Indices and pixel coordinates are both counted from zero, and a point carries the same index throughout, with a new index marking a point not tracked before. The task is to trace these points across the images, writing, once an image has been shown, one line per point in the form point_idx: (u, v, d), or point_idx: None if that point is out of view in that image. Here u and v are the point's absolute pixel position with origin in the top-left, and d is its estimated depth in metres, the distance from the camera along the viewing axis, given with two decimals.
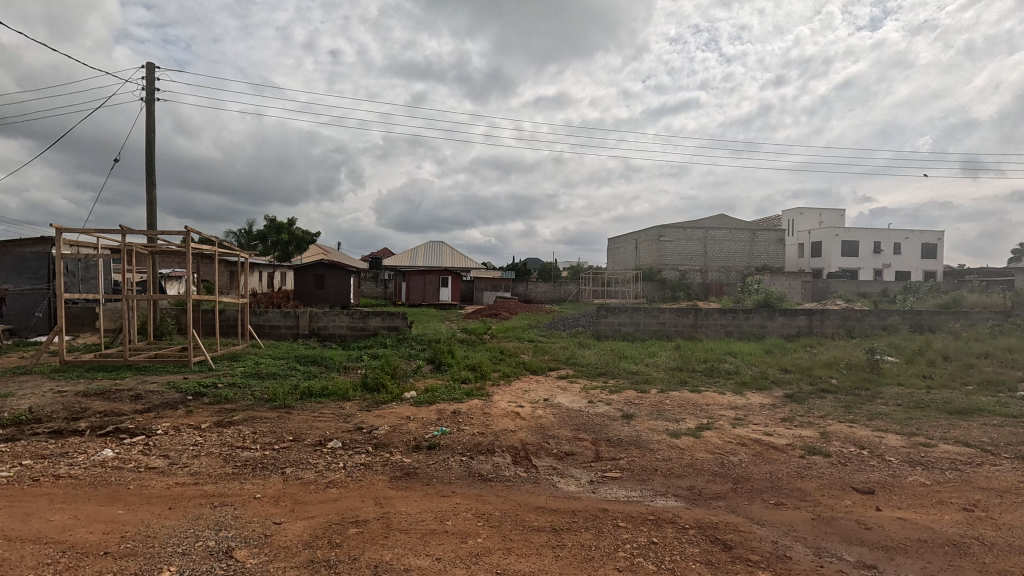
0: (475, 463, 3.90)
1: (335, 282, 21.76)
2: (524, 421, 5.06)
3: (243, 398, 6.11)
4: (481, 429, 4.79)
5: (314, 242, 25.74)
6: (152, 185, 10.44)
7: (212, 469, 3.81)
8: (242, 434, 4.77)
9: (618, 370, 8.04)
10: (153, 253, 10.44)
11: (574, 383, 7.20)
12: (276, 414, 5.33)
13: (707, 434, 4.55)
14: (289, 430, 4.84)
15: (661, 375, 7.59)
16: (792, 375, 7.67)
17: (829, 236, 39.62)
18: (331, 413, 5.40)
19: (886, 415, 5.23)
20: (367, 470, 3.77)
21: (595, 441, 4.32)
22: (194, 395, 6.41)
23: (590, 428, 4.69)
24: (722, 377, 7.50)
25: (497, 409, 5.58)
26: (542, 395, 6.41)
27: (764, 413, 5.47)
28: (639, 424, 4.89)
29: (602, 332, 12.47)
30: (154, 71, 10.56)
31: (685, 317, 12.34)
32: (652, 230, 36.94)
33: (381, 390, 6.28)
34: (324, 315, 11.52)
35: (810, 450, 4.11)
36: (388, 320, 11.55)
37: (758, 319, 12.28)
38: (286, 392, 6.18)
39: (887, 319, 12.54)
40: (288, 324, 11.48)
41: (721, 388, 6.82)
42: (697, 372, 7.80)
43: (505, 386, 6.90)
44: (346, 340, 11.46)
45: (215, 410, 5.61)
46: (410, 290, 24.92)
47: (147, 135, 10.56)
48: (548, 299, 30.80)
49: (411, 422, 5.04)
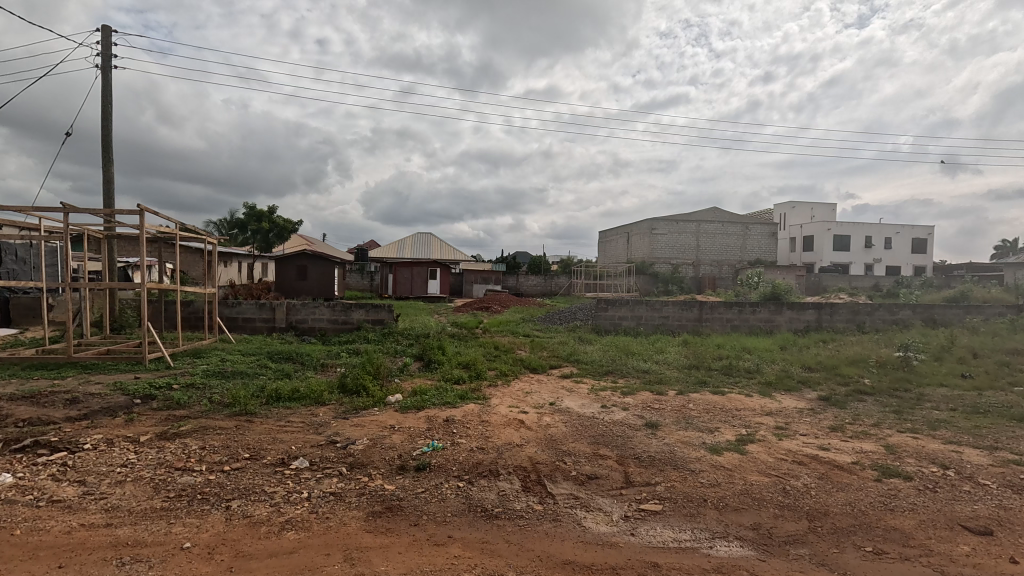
0: (476, 492, 3.10)
1: (318, 273, 20.73)
2: (531, 432, 4.26)
3: (198, 402, 5.21)
4: (481, 443, 3.97)
5: (296, 231, 24.62)
6: (109, 162, 9.40)
7: (136, 503, 2.94)
8: (187, 450, 3.89)
9: (628, 368, 7.28)
10: (111, 238, 9.40)
11: (581, 384, 6.41)
12: (234, 424, 4.46)
13: (751, 450, 3.79)
14: (247, 445, 3.98)
15: (676, 375, 6.84)
16: (818, 374, 6.98)
17: (821, 230, 39.33)
18: (300, 422, 4.54)
19: (949, 422, 4.52)
20: (337, 504, 2.93)
21: (622, 460, 3.53)
22: (142, 399, 5.49)
23: (612, 442, 3.91)
24: (743, 376, 6.79)
25: (497, 416, 4.76)
26: (546, 398, 5.62)
27: (807, 420, 4.73)
28: (668, 435, 4.12)
29: (602, 327, 11.71)
30: (109, 34, 9.50)
31: (689, 311, 11.63)
32: (645, 223, 36.25)
33: (363, 394, 5.44)
34: (302, 308, 10.61)
35: (885, 471, 3.36)
36: (372, 312, 10.68)
37: (766, 313, 11.66)
38: (249, 395, 5.30)
39: (899, 314, 11.99)
40: (264, 317, 10.55)
41: (745, 390, 6.10)
42: (714, 371, 7.08)
43: (504, 387, 6.09)
44: (327, 334, 10.59)
45: (162, 419, 4.71)
46: (397, 282, 23.96)
47: (102, 106, 9.50)
48: (539, 292, 30.04)
49: (395, 434, 4.21)
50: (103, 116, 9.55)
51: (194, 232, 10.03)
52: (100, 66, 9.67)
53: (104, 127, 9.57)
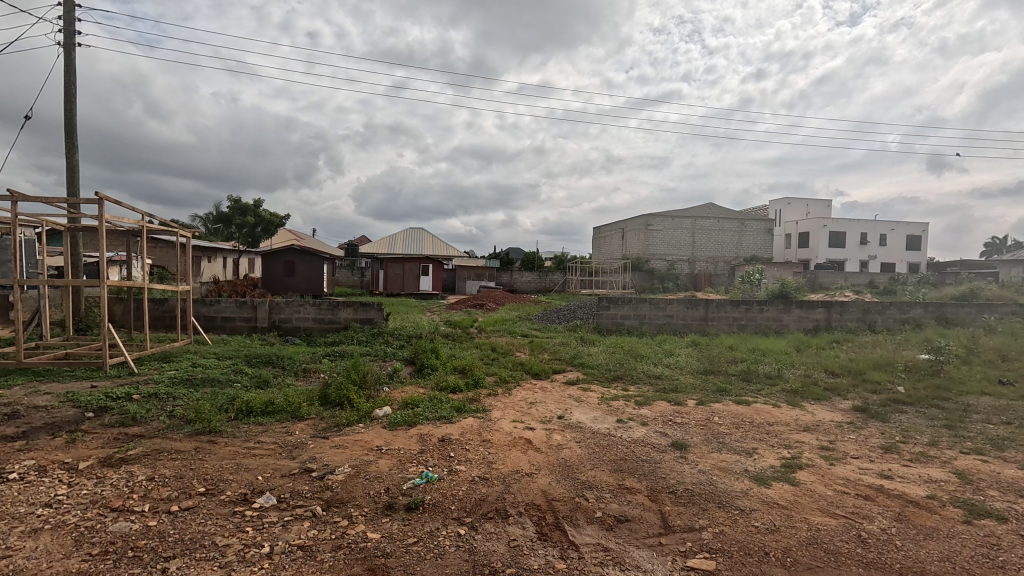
0: (482, 542, 2.49)
1: (306, 269, 19.98)
2: (541, 456, 3.65)
3: (157, 417, 4.54)
4: (483, 471, 3.36)
5: (282, 225, 23.79)
6: (72, 147, 8.65)
7: (44, 565, 2.29)
8: (131, 482, 3.24)
9: (638, 374, 6.70)
10: (76, 230, 8.65)
11: (589, 392, 5.83)
12: (195, 446, 3.81)
13: (803, 479, 3.21)
14: (205, 474, 3.33)
15: (691, 381, 6.28)
16: (843, 379, 6.46)
17: (817, 227, 39.07)
18: (272, 443, 3.90)
19: (1013, 440, 3.99)
20: (306, 564, 2.31)
21: (655, 496, 2.94)
22: (94, 414, 4.80)
23: (639, 471, 3.32)
24: (763, 383, 6.23)
25: (501, 434, 4.16)
26: (553, 409, 5.03)
27: (853, 436, 4.17)
28: (702, 460, 3.54)
29: (603, 326, 11.16)
30: (71, 8, 8.71)
31: (694, 310, 11.08)
32: (640, 219, 35.73)
33: (348, 406, 4.80)
34: (286, 306, 9.93)
35: (972, 509, 2.80)
36: (361, 311, 10.02)
37: (774, 312, 11.15)
38: (217, 409, 4.65)
39: (910, 312, 11.55)
40: (244, 316, 9.87)
41: (769, 399, 5.55)
42: (731, 376, 6.53)
43: (505, 397, 5.49)
44: (312, 334, 9.94)
45: (111, 439, 4.05)
46: (389, 278, 23.25)
47: (65, 87, 8.72)
48: (534, 289, 29.46)
49: (382, 459, 3.59)
50: (66, 97, 8.78)
51: (167, 225, 9.31)
52: (63, 44, 8.90)
53: (67, 109, 8.80)
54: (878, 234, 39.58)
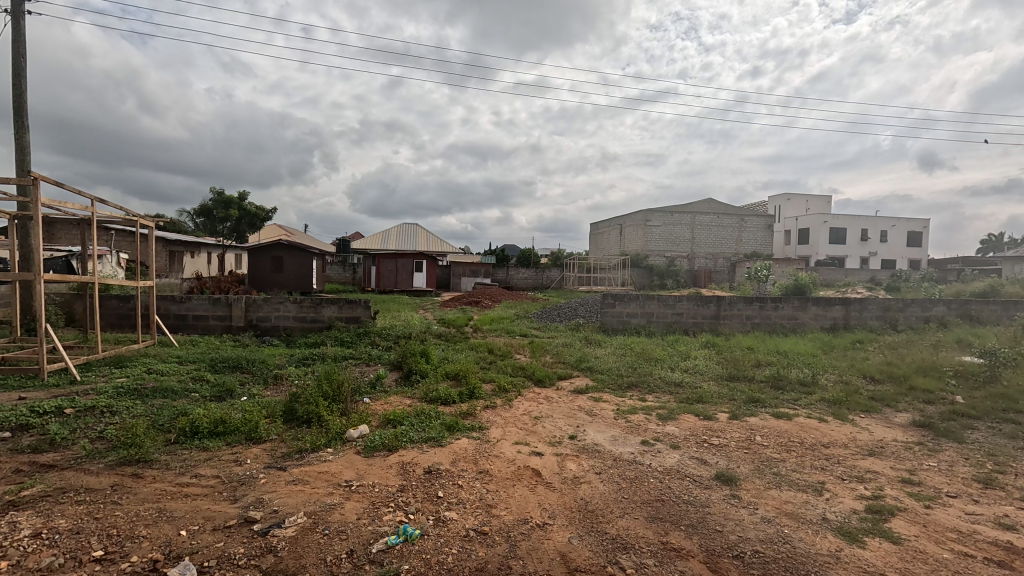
0: None
1: (294, 264, 19.09)
2: (554, 497, 2.86)
3: (81, 441, 3.70)
4: (481, 521, 2.57)
5: (269, 219, 22.84)
6: (22, 127, 7.75)
7: None
8: (7, 541, 2.40)
9: (654, 381, 5.92)
10: (26, 219, 7.75)
11: (601, 403, 5.06)
12: (113, 484, 2.99)
13: (903, 532, 2.43)
14: (115, 528, 2.51)
15: (716, 390, 5.52)
16: (887, 386, 5.73)
17: (818, 223, 38.48)
18: (214, 479, 3.08)
19: None
20: None
21: (715, 563, 2.16)
22: (7, 435, 3.94)
23: (686, 522, 2.53)
24: (799, 391, 5.47)
25: (501, 463, 3.37)
26: (563, 427, 4.24)
27: (934, 464, 3.38)
28: (761, 502, 2.76)
29: (608, 325, 10.39)
30: None
31: (705, 308, 10.34)
32: (638, 214, 34.95)
33: (317, 426, 3.99)
34: (263, 304, 9.11)
35: None
36: (346, 309, 9.21)
37: (790, 310, 10.42)
38: (156, 429, 3.82)
39: (932, 310, 10.89)
40: (218, 314, 9.04)
41: (811, 412, 4.78)
42: (759, 383, 5.77)
43: (505, 410, 4.71)
44: (292, 335, 9.12)
45: (13, 472, 3.21)
46: (381, 274, 22.39)
47: (13, 59, 7.81)
48: (530, 285, 28.71)
49: (351, 502, 2.77)
50: (14, 72, 7.86)
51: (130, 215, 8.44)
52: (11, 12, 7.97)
53: (15, 85, 7.89)
54: (879, 230, 39.03)
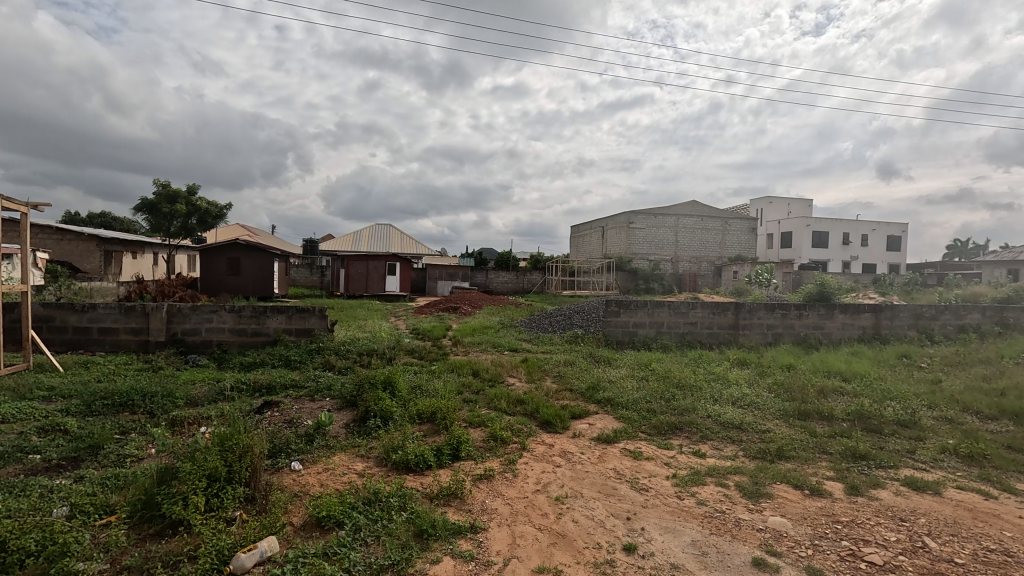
0: None
1: (250, 265, 17.00)
2: None
3: None
4: None
5: (223, 216, 20.55)
6: None
7: None
8: None
9: (703, 421, 4.37)
10: None
11: (645, 466, 3.46)
12: None
13: None
14: None
15: (794, 436, 3.99)
16: (1010, 427, 4.29)
17: (800, 226, 37.97)
18: None
19: None
20: None
21: None
22: None
23: None
24: (906, 437, 3.99)
25: None
26: (607, 522, 2.62)
27: None
28: None
29: (611, 336, 8.86)
30: None
31: (722, 316, 8.92)
32: (621, 216, 33.75)
33: (186, 539, 2.26)
34: (191, 314, 7.25)
35: None
36: (296, 319, 7.47)
37: (816, 319, 9.07)
38: None
39: (967, 318, 9.71)
40: (131, 327, 7.13)
41: (954, 476, 3.29)
42: (845, 424, 4.27)
43: (508, 486, 3.04)
44: (228, 351, 7.28)
45: None
46: (350, 278, 20.44)
47: None
48: (511, 290, 27.12)
49: None
50: None
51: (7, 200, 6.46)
52: None
53: None
54: (860, 234, 38.78)
